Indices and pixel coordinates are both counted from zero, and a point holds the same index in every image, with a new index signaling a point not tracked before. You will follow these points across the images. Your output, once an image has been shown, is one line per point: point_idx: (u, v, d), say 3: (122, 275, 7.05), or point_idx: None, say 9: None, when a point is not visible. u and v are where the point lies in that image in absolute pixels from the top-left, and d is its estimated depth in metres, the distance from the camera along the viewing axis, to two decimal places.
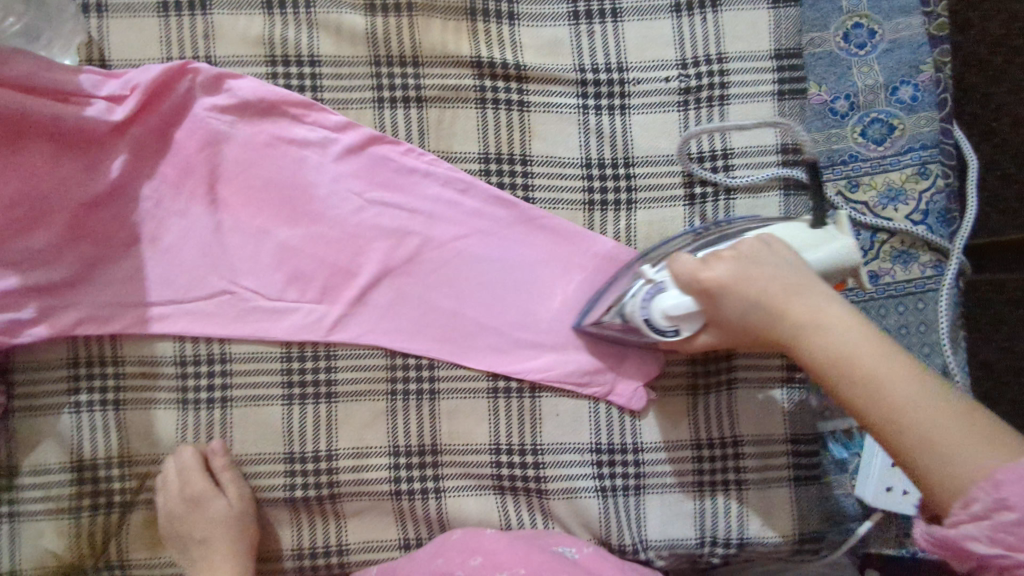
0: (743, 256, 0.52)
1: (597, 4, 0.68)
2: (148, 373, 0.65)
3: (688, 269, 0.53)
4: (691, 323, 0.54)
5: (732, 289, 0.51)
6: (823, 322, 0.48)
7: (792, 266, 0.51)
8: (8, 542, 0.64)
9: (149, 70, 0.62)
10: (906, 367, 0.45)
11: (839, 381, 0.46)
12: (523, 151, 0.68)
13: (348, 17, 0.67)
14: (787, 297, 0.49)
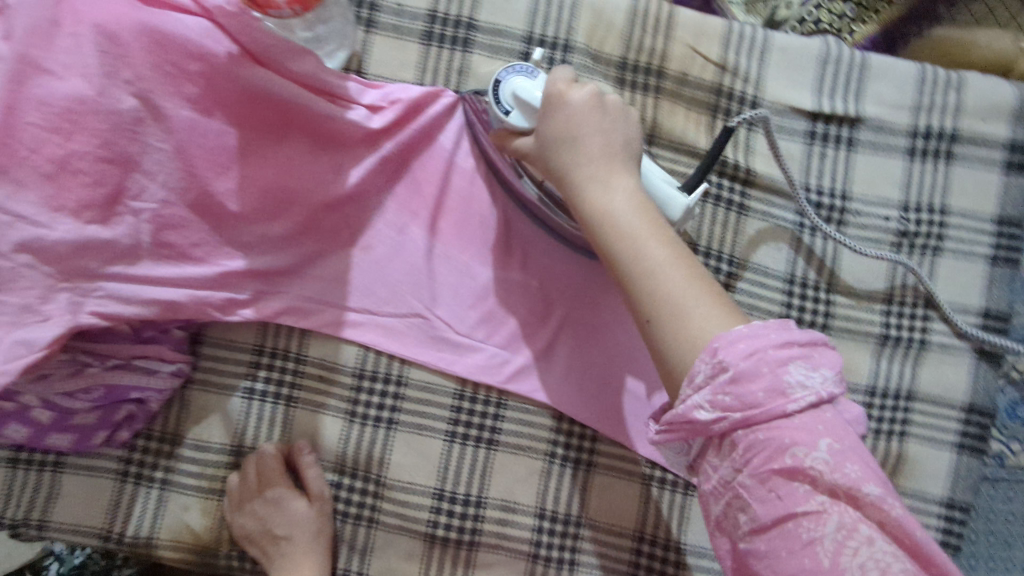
0: (590, 104, 0.51)
1: (835, 129, 0.69)
2: (326, 377, 0.65)
3: (560, 83, 0.52)
4: (525, 117, 0.53)
5: (564, 122, 0.51)
6: (615, 184, 0.50)
7: (630, 139, 0.52)
8: (153, 506, 0.64)
9: (410, 90, 0.64)
10: (670, 236, 0.49)
11: (613, 236, 0.49)
12: (732, 252, 0.68)
13: (599, 85, 0.68)
14: (600, 154, 0.51)
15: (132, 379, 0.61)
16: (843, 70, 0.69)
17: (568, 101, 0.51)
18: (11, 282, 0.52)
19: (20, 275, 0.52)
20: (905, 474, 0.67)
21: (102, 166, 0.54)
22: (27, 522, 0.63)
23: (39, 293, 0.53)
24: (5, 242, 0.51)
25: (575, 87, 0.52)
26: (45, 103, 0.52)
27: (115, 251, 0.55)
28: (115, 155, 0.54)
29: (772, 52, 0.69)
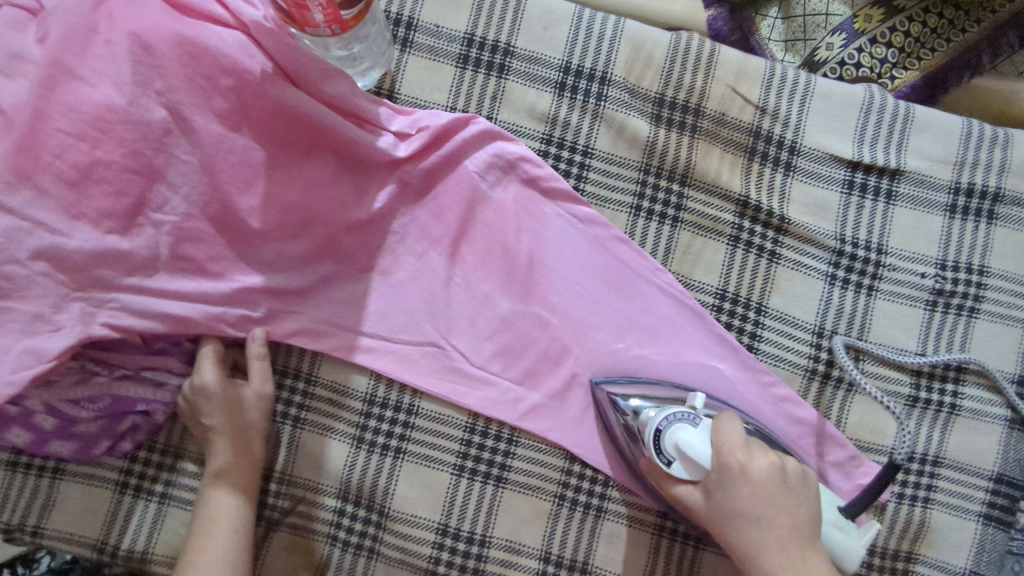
0: (773, 476, 0.55)
1: (875, 181, 0.67)
2: (336, 400, 0.64)
3: (733, 448, 0.56)
4: (689, 470, 0.57)
5: (746, 500, 0.55)
6: (808, 569, 0.52)
7: (814, 512, 0.56)
8: (150, 521, 0.63)
9: (439, 117, 0.63)
10: None
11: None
12: (760, 300, 0.66)
13: (634, 121, 0.67)
14: (791, 542, 0.54)
15: (138, 391, 0.60)
16: (885, 120, 0.67)
17: (749, 475, 0.55)
18: (25, 289, 0.51)
19: (34, 283, 0.51)
20: (927, 543, 0.65)
21: (127, 176, 0.53)
22: (21, 528, 0.62)
23: (52, 302, 0.51)
24: (22, 249, 0.50)
25: (757, 458, 0.56)
26: (73, 110, 0.51)
27: (133, 262, 0.54)
28: (141, 166, 0.53)
29: (813, 97, 0.68)
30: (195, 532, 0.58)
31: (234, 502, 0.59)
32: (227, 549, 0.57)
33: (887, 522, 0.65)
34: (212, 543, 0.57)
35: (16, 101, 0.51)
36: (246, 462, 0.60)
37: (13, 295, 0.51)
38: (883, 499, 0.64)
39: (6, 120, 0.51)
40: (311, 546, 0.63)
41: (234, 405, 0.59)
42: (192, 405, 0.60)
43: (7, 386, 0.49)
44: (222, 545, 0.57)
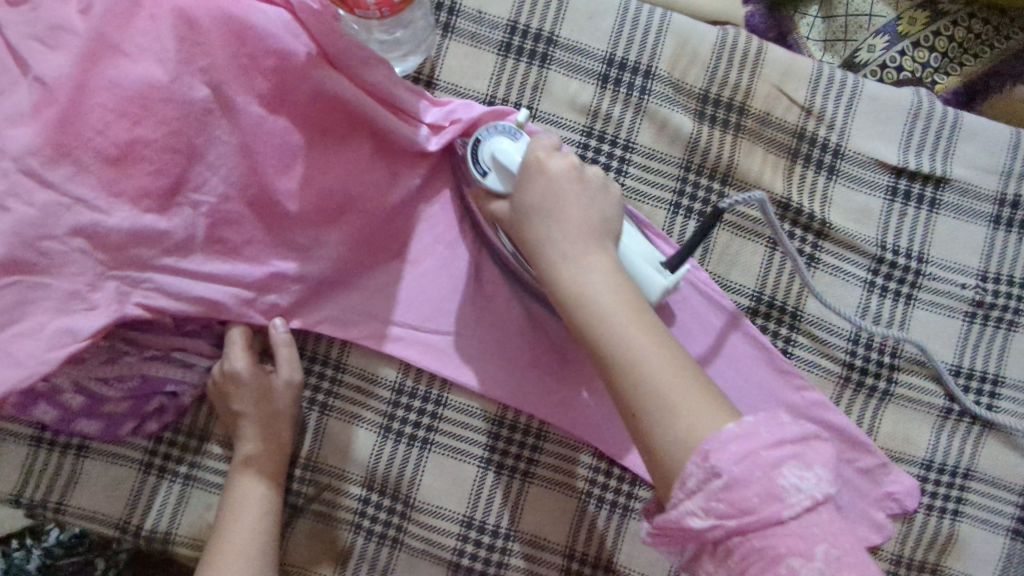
0: (571, 179, 0.52)
1: (919, 188, 0.66)
2: (364, 389, 0.63)
3: (540, 149, 0.53)
4: (500, 180, 0.54)
5: (541, 192, 0.51)
6: (592, 265, 0.49)
7: (607, 217, 0.52)
8: (174, 502, 0.62)
9: (472, 108, 0.59)
10: (652, 327, 0.47)
11: (590, 316, 0.47)
12: (797, 305, 0.65)
13: (678, 116, 0.66)
14: (580, 237, 0.50)
15: (168, 372, 0.59)
16: (933, 126, 0.66)
17: (546, 172, 0.51)
18: (61, 267, 0.50)
19: (71, 260, 0.50)
20: (954, 555, 0.64)
21: (167, 155, 0.52)
22: (44, 504, 0.61)
23: (89, 281, 0.51)
24: (60, 225, 0.50)
25: (554, 157, 0.52)
26: (116, 86, 0.50)
27: (169, 243, 0.53)
28: (181, 145, 0.52)
29: (860, 100, 0.66)
30: (222, 516, 0.58)
31: (261, 487, 0.59)
32: (253, 533, 0.57)
33: (916, 533, 0.64)
34: (236, 527, 0.57)
35: (57, 73, 0.50)
36: (274, 448, 0.60)
37: (49, 272, 0.50)
38: (912, 507, 0.63)
39: (48, 94, 0.50)
40: (334, 534, 0.63)
41: (263, 392, 0.59)
42: (222, 391, 0.59)
43: (41, 364, 0.49)
44: (248, 530, 0.57)
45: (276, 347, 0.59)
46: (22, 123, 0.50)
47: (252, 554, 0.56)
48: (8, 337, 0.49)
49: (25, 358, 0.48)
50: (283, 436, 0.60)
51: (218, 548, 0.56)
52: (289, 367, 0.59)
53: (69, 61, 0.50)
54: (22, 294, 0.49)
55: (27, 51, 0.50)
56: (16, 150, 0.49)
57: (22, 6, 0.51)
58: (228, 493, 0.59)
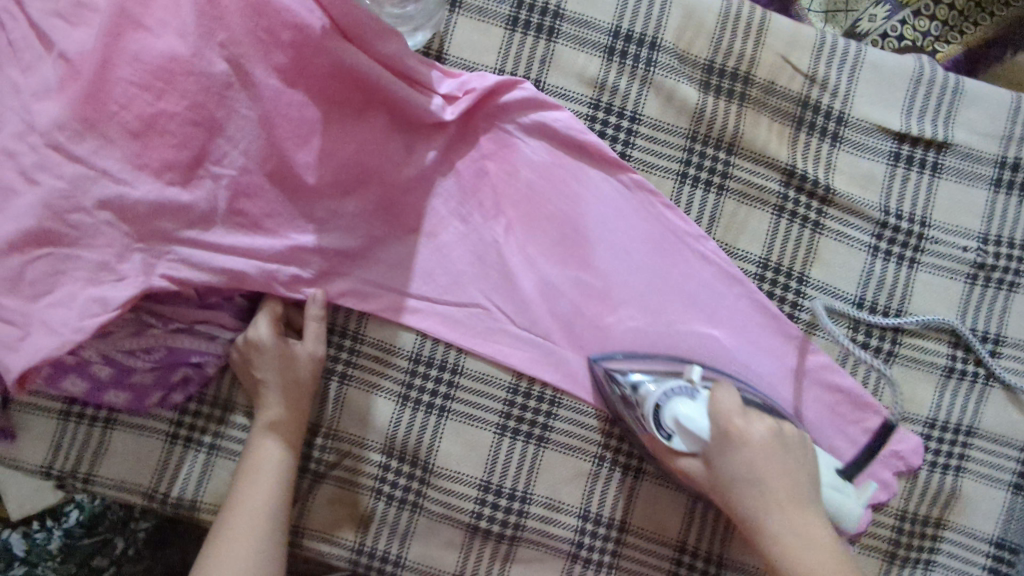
0: (768, 440, 0.57)
1: (921, 153, 0.67)
2: (383, 358, 0.65)
3: (729, 414, 0.57)
4: (687, 442, 0.58)
5: (744, 465, 0.56)
6: (808, 529, 0.54)
7: (810, 475, 0.57)
8: (199, 471, 0.64)
9: (485, 78, 0.62)
10: (849, 568, 0.52)
11: (799, 568, 0.52)
12: (802, 270, 0.67)
13: (683, 87, 0.67)
14: (790, 506, 0.55)
15: (192, 343, 0.61)
16: (934, 93, 0.68)
17: (748, 439, 0.56)
18: (91, 238, 0.51)
19: (100, 232, 0.52)
20: (957, 510, 0.66)
21: (189, 128, 0.53)
22: (74, 474, 0.63)
23: (117, 252, 0.52)
24: (89, 198, 0.51)
25: (753, 422, 0.57)
26: (139, 60, 0.52)
27: (193, 216, 0.54)
28: (202, 119, 0.54)
29: (863, 68, 0.68)
30: (240, 477, 0.59)
31: (279, 452, 0.60)
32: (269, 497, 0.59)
33: (919, 489, 0.66)
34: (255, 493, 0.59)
35: (81, 49, 0.51)
36: (296, 415, 0.61)
37: (78, 244, 0.51)
38: (916, 465, 0.65)
39: (72, 69, 0.51)
40: (356, 498, 0.65)
41: (286, 361, 0.61)
42: (247, 359, 0.61)
43: (74, 333, 0.50)
44: (265, 493, 0.59)
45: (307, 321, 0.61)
46: (50, 98, 0.51)
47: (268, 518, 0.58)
48: (43, 307, 0.50)
49: (60, 325, 0.50)
50: (302, 405, 0.62)
51: (232, 507, 0.58)
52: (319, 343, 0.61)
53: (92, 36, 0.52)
54: (54, 265, 0.51)
55: (51, 28, 0.52)
56: (45, 125, 0.51)
57: None
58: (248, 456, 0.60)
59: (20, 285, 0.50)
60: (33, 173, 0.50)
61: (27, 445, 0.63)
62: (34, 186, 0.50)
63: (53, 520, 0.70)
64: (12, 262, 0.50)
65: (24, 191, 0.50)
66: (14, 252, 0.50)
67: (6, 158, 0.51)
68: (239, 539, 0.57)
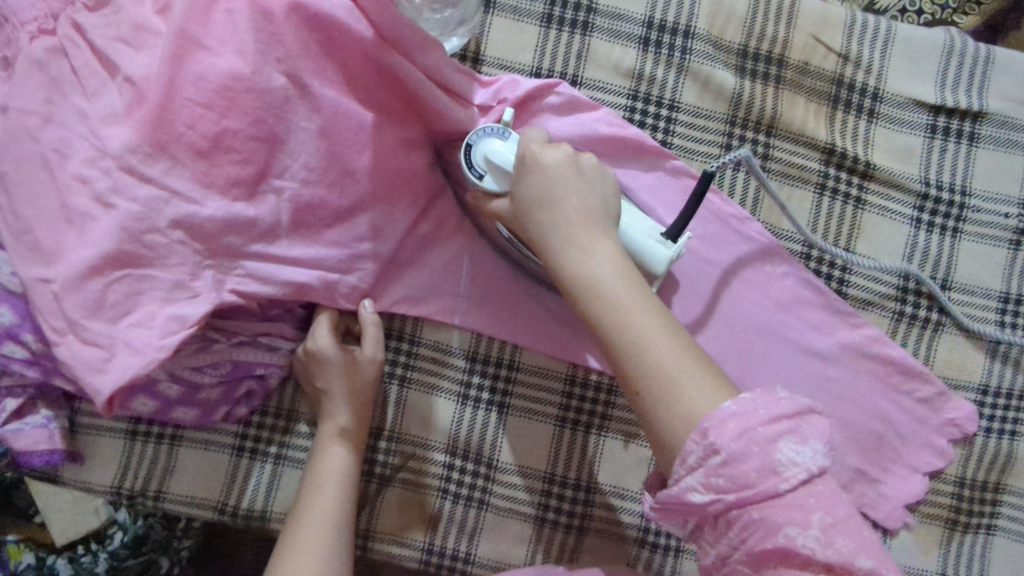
0: (567, 165, 0.52)
1: (957, 124, 0.68)
2: (441, 359, 0.65)
3: (532, 143, 0.53)
4: (498, 181, 0.55)
5: (541, 185, 0.51)
6: (596, 247, 0.49)
7: (604, 198, 0.52)
8: (267, 482, 0.65)
9: (519, 85, 0.63)
10: (658, 311, 0.47)
11: (613, 310, 0.47)
12: (846, 246, 0.67)
13: (719, 73, 0.67)
14: (578, 223, 0.50)
15: (256, 355, 0.61)
16: (966, 64, 0.68)
17: (540, 163, 0.52)
18: (165, 258, 0.53)
19: (173, 251, 0.53)
20: (1014, 473, 0.67)
21: (252, 143, 0.54)
22: (144, 493, 0.64)
23: (189, 270, 0.53)
24: (161, 218, 0.52)
25: (549, 150, 0.53)
26: (202, 80, 0.53)
27: (258, 230, 0.55)
28: (263, 133, 0.54)
29: (894, 43, 0.68)
30: (308, 479, 0.60)
31: (344, 454, 0.61)
32: (336, 498, 0.59)
33: (976, 456, 0.67)
34: (325, 492, 0.59)
35: (146, 73, 0.53)
36: (360, 417, 0.62)
37: (154, 264, 0.52)
38: (972, 431, 0.66)
39: (139, 93, 0.53)
40: (423, 499, 0.66)
41: (347, 367, 0.61)
42: (309, 367, 0.61)
43: (158, 351, 0.51)
44: (331, 492, 0.59)
45: (365, 328, 0.61)
46: (119, 123, 0.53)
47: (339, 517, 0.59)
48: (125, 328, 0.51)
49: (143, 345, 0.51)
50: (364, 407, 0.62)
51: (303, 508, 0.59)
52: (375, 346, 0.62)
53: (156, 60, 0.53)
54: (130, 286, 0.52)
55: (115, 54, 0.53)
56: (117, 149, 0.52)
57: (102, 10, 0.54)
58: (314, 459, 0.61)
59: (101, 308, 0.51)
60: (108, 197, 0.52)
61: (97, 467, 0.64)
62: (109, 210, 0.52)
63: (97, 544, 0.73)
64: (92, 286, 0.51)
65: (101, 216, 0.52)
66: (94, 276, 0.51)
67: (79, 184, 0.52)
68: (308, 536, 0.57)
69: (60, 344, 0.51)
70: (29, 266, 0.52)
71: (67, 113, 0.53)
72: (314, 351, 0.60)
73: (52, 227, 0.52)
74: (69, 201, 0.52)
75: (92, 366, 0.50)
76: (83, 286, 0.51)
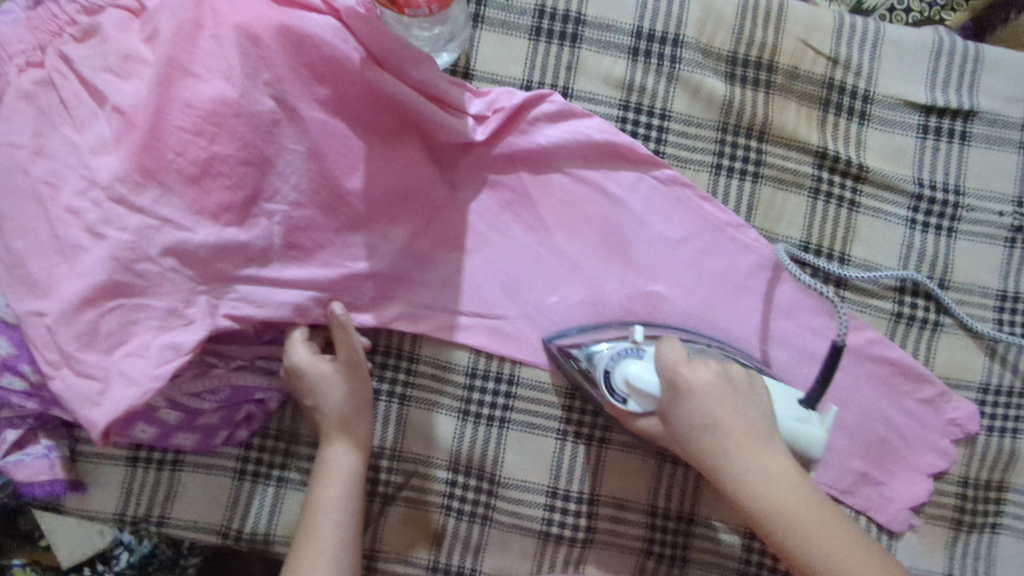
0: (717, 383, 0.53)
1: (949, 123, 0.68)
2: (440, 376, 0.65)
3: (674, 363, 0.53)
4: (641, 403, 0.56)
5: (702, 413, 0.52)
6: (772, 467, 0.50)
7: (765, 409, 0.53)
8: (270, 505, 0.65)
9: (513, 95, 0.63)
10: (826, 513, 0.50)
11: (777, 516, 0.49)
12: (843, 250, 0.67)
13: (710, 81, 0.67)
14: (746, 443, 0.51)
15: (254, 380, 0.61)
16: (956, 62, 0.68)
17: (693, 386, 0.52)
18: (158, 286, 0.53)
19: (167, 279, 0.53)
20: (1018, 471, 0.67)
21: (242, 168, 0.54)
22: (147, 519, 0.64)
23: (183, 297, 0.53)
24: (152, 246, 0.52)
25: (696, 369, 0.53)
26: (189, 106, 0.53)
27: (250, 254, 0.55)
28: (252, 157, 0.54)
29: (883, 45, 0.68)
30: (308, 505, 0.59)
31: (342, 478, 0.59)
32: (333, 526, 0.58)
33: (979, 455, 0.67)
34: (323, 518, 0.58)
35: (134, 102, 0.53)
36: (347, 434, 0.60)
37: (147, 293, 0.52)
38: (974, 431, 0.66)
39: (128, 121, 0.53)
40: (427, 517, 0.65)
41: (324, 381, 0.59)
42: (291, 385, 0.60)
43: (152, 380, 0.51)
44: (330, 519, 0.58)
45: (334, 333, 0.59)
46: (108, 152, 0.53)
47: (341, 545, 0.57)
48: (119, 358, 0.51)
49: (138, 375, 0.51)
50: (348, 423, 0.60)
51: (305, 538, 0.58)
52: (344, 351, 0.59)
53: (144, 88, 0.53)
54: (125, 316, 0.52)
55: (102, 84, 0.53)
56: (106, 179, 0.52)
57: (89, 41, 0.54)
58: (312, 487, 0.60)
59: (97, 338, 0.52)
60: (99, 228, 0.52)
61: (100, 495, 0.64)
62: (100, 240, 0.52)
63: (103, 566, 0.72)
64: (85, 318, 0.51)
65: (92, 247, 0.52)
66: (86, 307, 0.51)
67: (70, 216, 0.52)
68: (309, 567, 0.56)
69: (54, 377, 0.51)
70: (22, 299, 0.52)
71: (57, 145, 0.53)
72: (289, 368, 0.59)
73: (44, 260, 0.52)
74: (60, 233, 0.52)
75: (87, 400, 0.51)
76: (76, 317, 0.51)
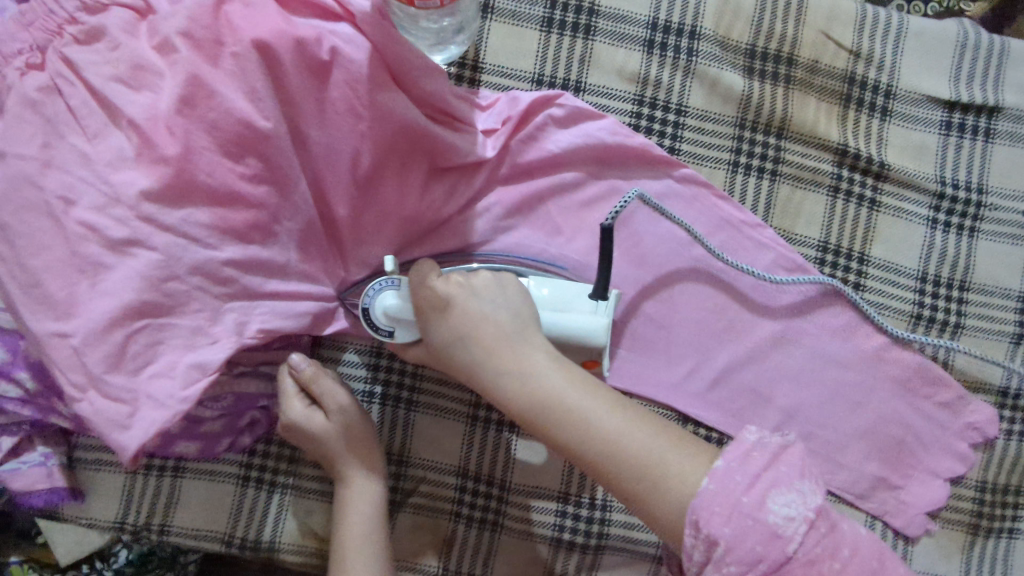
0: (455, 288, 0.50)
1: (972, 120, 0.66)
2: (447, 380, 0.63)
3: (419, 279, 0.51)
4: (407, 331, 0.53)
5: (468, 324, 0.49)
6: (527, 366, 0.48)
7: (513, 312, 0.50)
8: (275, 512, 0.63)
9: (518, 101, 0.61)
10: (606, 398, 0.48)
11: (577, 424, 0.46)
12: (863, 250, 0.65)
13: (727, 75, 0.65)
14: (497, 344, 0.48)
15: (258, 386, 0.60)
16: (981, 56, 0.66)
17: (435, 301, 0.50)
18: (186, 304, 0.50)
19: (194, 296, 0.50)
20: None
21: (262, 188, 0.52)
22: (148, 527, 0.62)
23: (210, 314, 0.51)
24: (182, 263, 0.50)
25: (440, 282, 0.50)
26: (216, 126, 0.50)
27: (271, 267, 0.53)
28: (273, 176, 0.52)
29: (906, 37, 0.66)
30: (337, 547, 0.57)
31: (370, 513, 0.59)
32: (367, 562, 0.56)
33: (998, 459, 0.66)
34: (356, 558, 0.56)
35: (148, 114, 0.49)
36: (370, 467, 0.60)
37: (174, 312, 0.50)
38: (993, 435, 0.65)
39: (145, 137, 0.49)
40: (437, 524, 0.64)
41: (331, 425, 0.58)
42: (294, 437, 0.59)
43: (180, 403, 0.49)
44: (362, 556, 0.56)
45: (320, 377, 0.59)
46: (128, 167, 0.49)
47: None
48: (146, 379, 0.49)
49: (166, 399, 0.49)
50: (366, 453, 0.59)
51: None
52: (330, 399, 0.58)
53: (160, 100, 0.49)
54: (153, 335, 0.49)
55: (111, 95, 0.49)
56: (132, 196, 0.49)
57: (94, 44, 0.50)
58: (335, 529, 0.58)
59: (124, 360, 0.49)
60: (124, 245, 0.49)
61: (99, 503, 0.62)
62: (126, 258, 0.49)
63: (101, 562, 0.70)
64: (113, 338, 0.48)
65: (115, 263, 0.49)
66: (114, 328, 0.48)
67: (87, 232, 0.48)
68: None
69: (81, 400, 0.48)
70: (42, 318, 0.48)
71: (68, 157, 0.49)
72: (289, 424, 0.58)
73: (64, 278, 0.48)
74: (79, 249, 0.48)
75: (115, 424, 0.48)
76: (105, 338, 0.48)
